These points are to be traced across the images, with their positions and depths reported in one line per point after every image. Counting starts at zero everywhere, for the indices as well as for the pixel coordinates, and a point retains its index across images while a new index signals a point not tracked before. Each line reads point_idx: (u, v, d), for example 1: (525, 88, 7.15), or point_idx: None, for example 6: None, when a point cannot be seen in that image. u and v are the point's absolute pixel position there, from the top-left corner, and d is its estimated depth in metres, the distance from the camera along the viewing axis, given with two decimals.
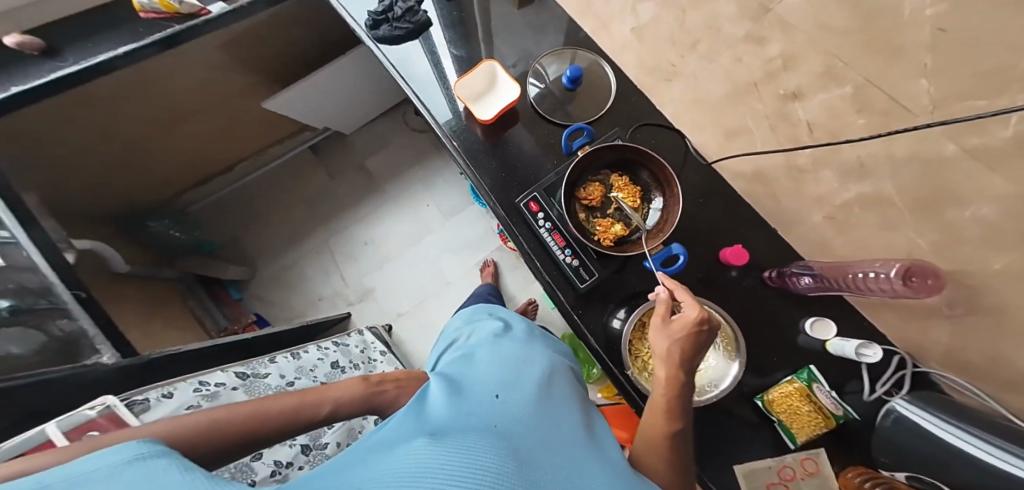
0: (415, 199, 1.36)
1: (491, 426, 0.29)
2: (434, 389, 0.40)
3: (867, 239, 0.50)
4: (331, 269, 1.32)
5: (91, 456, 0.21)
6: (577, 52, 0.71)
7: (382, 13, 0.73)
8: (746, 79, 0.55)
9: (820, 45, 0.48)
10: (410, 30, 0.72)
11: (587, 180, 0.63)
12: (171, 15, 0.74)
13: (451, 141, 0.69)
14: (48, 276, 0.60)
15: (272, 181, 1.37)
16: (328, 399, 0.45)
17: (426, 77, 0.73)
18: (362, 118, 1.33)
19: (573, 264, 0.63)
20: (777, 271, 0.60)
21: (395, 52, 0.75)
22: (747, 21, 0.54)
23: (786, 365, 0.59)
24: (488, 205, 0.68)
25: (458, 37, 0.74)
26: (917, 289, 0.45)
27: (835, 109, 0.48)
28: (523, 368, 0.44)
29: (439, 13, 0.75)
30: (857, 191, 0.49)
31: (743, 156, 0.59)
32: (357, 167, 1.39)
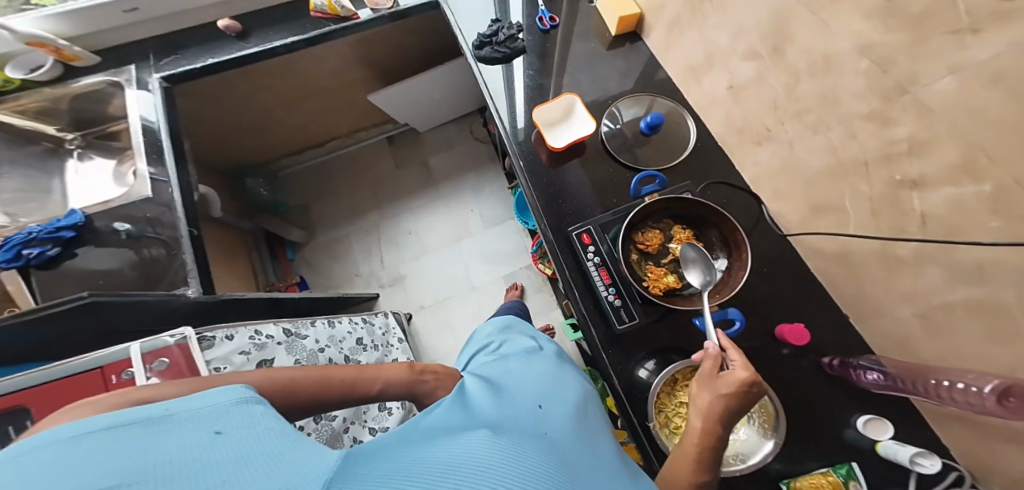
0: (462, 201, 1.42)
1: (541, 433, 0.32)
2: (472, 388, 0.42)
3: (955, 349, 0.44)
4: (373, 252, 1.38)
5: (199, 395, 0.24)
6: (654, 101, 0.79)
7: (487, 37, 0.85)
8: (856, 158, 0.50)
9: (955, 132, 0.39)
10: (507, 54, 0.83)
11: (647, 225, 0.65)
12: (333, 16, 0.91)
13: (519, 160, 0.76)
14: (178, 211, 0.74)
15: (344, 161, 1.48)
16: (381, 378, 0.51)
17: (509, 96, 0.82)
18: (437, 119, 1.43)
19: (614, 303, 0.63)
20: (839, 360, 0.57)
21: (490, 71, 0.85)
22: (876, 98, 0.46)
23: (822, 456, 0.55)
24: (541, 227, 0.71)
25: (538, 68, 0.84)
26: (1011, 412, 0.37)
27: (959, 206, 0.40)
28: (562, 386, 0.47)
29: (533, 45, 0.86)
30: (962, 294, 0.42)
31: (831, 233, 0.57)
32: (420, 163, 1.46)
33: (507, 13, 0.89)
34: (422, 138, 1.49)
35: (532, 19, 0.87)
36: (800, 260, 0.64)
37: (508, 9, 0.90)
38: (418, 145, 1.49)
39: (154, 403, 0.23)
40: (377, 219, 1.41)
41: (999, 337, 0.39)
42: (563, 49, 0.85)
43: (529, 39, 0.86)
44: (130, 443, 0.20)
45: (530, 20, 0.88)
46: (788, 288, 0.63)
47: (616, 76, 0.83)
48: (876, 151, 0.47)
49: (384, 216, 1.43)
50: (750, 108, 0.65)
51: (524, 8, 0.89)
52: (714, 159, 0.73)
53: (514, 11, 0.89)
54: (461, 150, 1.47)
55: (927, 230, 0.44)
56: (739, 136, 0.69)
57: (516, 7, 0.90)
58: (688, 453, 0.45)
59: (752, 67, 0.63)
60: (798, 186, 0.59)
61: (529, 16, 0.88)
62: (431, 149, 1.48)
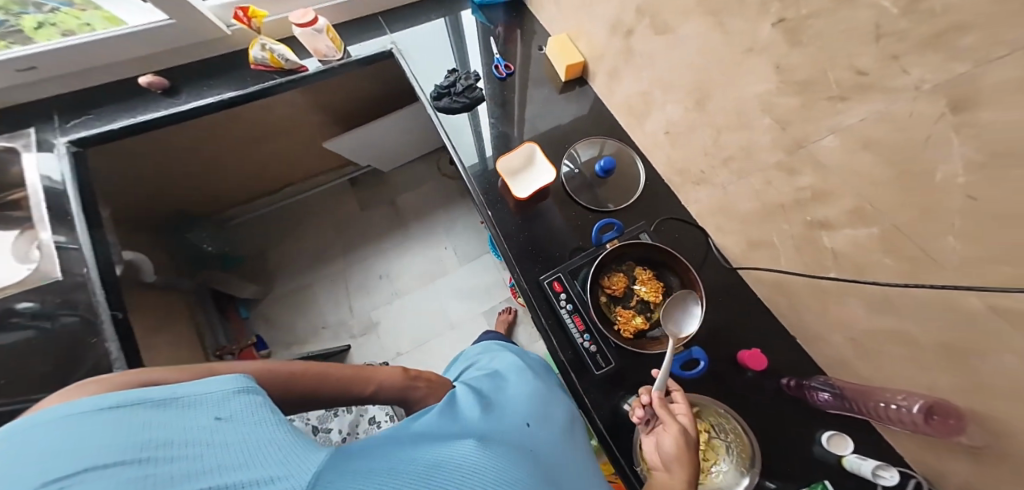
0: (435, 241, 1.41)
1: (524, 448, 0.35)
2: (464, 404, 0.44)
3: (888, 369, 0.49)
4: (342, 299, 1.35)
5: (205, 382, 0.29)
6: (607, 141, 0.83)
7: (445, 88, 0.88)
8: (775, 202, 0.56)
9: (850, 185, 0.45)
10: (467, 104, 0.87)
11: (611, 270, 0.70)
12: (276, 69, 0.88)
13: (487, 211, 0.78)
14: (95, 287, 0.67)
15: (310, 204, 1.45)
16: (374, 380, 0.55)
17: (472, 145, 0.85)
18: (400, 158, 1.44)
19: (590, 349, 0.66)
20: (796, 381, 0.61)
21: (450, 119, 0.87)
22: (782, 151, 0.53)
23: (800, 478, 0.57)
24: (515, 279, 0.73)
25: (501, 114, 0.88)
26: (939, 429, 0.43)
27: (859, 244, 0.46)
28: (550, 405, 0.50)
29: (491, 92, 0.90)
30: (879, 322, 0.48)
31: (766, 267, 0.62)
32: (389, 204, 1.45)
33: (465, 62, 0.94)
34: (384, 178, 1.49)
35: (488, 67, 0.93)
36: (744, 288, 0.68)
37: (465, 59, 0.95)
38: (383, 186, 1.48)
39: (162, 386, 0.28)
40: (343, 263, 1.38)
41: (921, 362, 0.44)
42: (516, 94, 0.90)
43: (486, 87, 0.91)
44: (136, 420, 0.24)
45: (487, 69, 0.93)
46: (741, 314, 0.67)
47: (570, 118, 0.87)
48: (789, 195, 0.53)
49: (352, 260, 1.39)
50: (684, 151, 0.70)
51: (481, 58, 0.95)
52: (659, 197, 0.77)
53: (471, 60, 0.95)
54: (425, 190, 1.47)
55: (840, 263, 0.50)
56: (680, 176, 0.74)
57: (473, 56, 0.95)
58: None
59: (679, 114, 0.68)
60: (736, 224, 0.64)
61: (487, 65, 0.94)
62: (392, 189, 1.48)
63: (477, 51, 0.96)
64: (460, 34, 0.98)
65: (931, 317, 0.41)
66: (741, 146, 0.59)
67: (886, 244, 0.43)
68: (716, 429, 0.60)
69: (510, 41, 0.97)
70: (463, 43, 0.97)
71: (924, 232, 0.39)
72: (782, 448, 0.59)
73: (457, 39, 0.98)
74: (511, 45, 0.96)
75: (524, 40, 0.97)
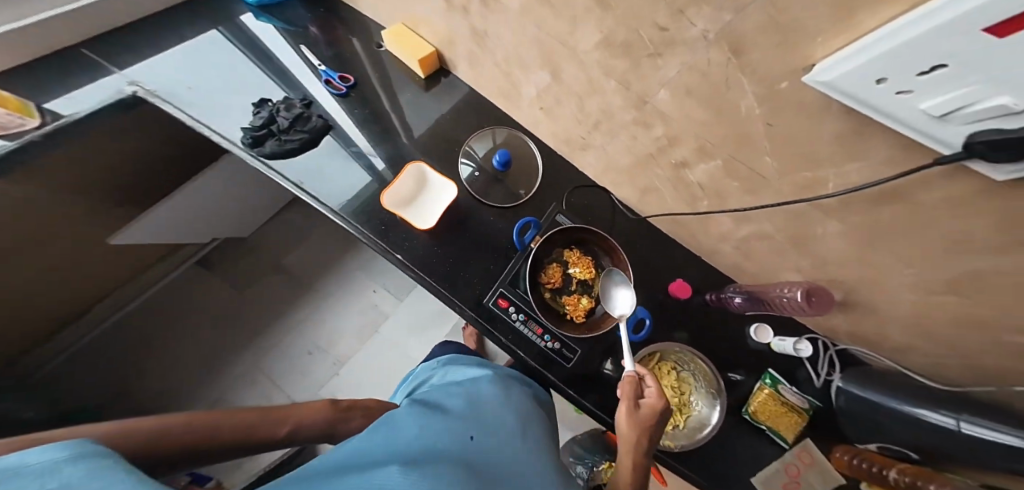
0: (358, 288, 1.27)
1: (466, 466, 0.31)
2: (403, 424, 0.37)
3: (776, 263, 0.59)
4: (274, 391, 1.16)
5: (29, 451, 0.21)
6: (496, 129, 0.75)
7: (266, 128, 0.71)
8: (645, 152, 0.59)
9: (691, 129, 0.49)
10: (304, 139, 0.71)
11: (546, 264, 0.67)
12: None
13: (393, 254, 0.66)
14: None
15: (157, 308, 1.16)
16: (287, 419, 0.52)
17: (341, 187, 0.70)
18: (257, 219, 1.25)
19: (555, 347, 0.64)
20: (715, 295, 0.71)
21: (287, 165, 0.71)
22: (633, 108, 0.54)
23: (752, 374, 0.68)
24: (455, 311, 0.66)
25: (369, 132, 0.75)
26: (816, 306, 0.58)
27: (715, 176, 0.52)
28: (502, 408, 0.46)
29: (333, 113, 0.76)
30: (747, 230, 0.57)
31: (659, 208, 0.68)
32: (273, 269, 1.27)
33: (288, 89, 0.78)
34: (252, 244, 1.27)
35: (319, 85, 0.78)
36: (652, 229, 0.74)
37: (287, 86, 0.78)
38: (257, 253, 1.27)
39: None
40: (259, 355, 1.19)
41: (797, 251, 0.54)
42: (379, 105, 0.77)
43: (325, 112, 0.76)
44: None
45: (318, 88, 0.78)
46: (659, 254, 0.73)
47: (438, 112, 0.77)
48: (651, 145, 0.57)
49: (267, 347, 1.20)
50: (562, 123, 0.67)
51: (307, 79, 0.79)
52: (558, 166, 0.76)
53: (294, 86, 0.78)
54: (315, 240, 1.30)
55: (706, 192, 0.56)
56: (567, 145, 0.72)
57: (296, 80, 0.79)
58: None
59: (540, 89, 0.63)
60: (624, 177, 0.68)
61: (316, 85, 0.78)
62: (267, 255, 1.28)
63: (301, 72, 0.80)
64: (272, 58, 0.82)
65: (775, 219, 0.51)
66: (602, 110, 0.58)
67: (729, 171, 0.50)
68: (681, 366, 0.67)
69: (336, 47, 0.81)
70: (283, 70, 0.81)
71: (748, 156, 0.46)
72: (726, 351, 0.69)
73: (273, 66, 0.81)
74: (338, 51, 0.81)
75: (344, 40, 0.82)
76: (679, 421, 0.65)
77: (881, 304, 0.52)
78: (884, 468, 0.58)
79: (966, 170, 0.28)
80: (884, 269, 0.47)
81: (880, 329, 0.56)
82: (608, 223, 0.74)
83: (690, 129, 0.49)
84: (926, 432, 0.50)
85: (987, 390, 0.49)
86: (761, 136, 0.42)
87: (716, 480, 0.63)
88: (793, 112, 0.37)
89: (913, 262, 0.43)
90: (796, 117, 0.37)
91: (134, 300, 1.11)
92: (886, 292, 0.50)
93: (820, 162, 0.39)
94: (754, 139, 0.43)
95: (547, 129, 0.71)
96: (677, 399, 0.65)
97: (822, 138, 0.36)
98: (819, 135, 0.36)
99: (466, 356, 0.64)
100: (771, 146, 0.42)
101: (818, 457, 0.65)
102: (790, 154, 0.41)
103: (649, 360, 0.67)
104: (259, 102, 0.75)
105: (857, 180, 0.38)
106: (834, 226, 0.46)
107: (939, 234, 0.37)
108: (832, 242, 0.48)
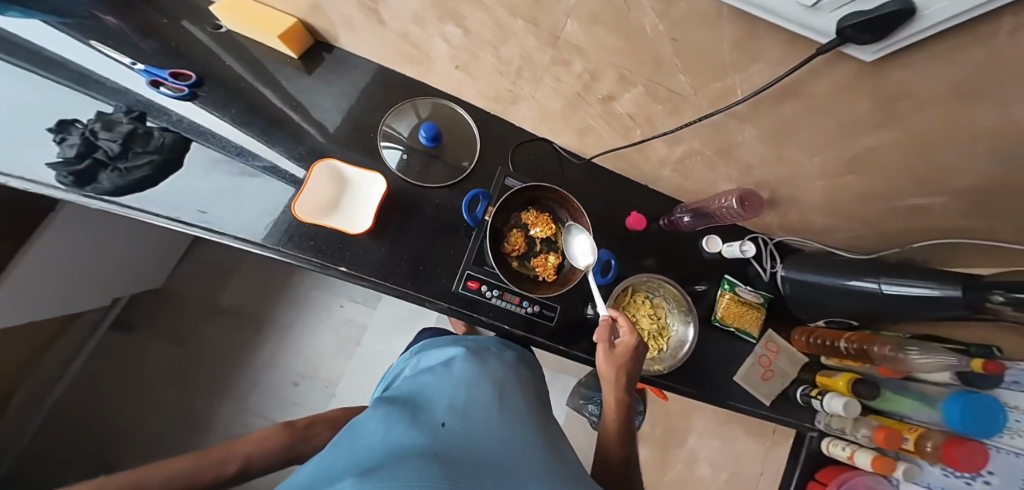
0: (322, 308, 1.21)
1: (435, 452, 0.32)
2: (365, 427, 0.40)
3: (709, 176, 0.63)
4: (255, 422, 1.10)
5: None
6: (416, 102, 0.71)
7: (90, 158, 0.57)
8: (573, 92, 0.57)
9: (607, 59, 0.47)
10: (154, 163, 0.61)
11: (506, 233, 0.65)
12: None
13: (339, 267, 0.61)
14: None
15: (95, 379, 1.09)
16: (237, 453, 0.50)
17: (252, 212, 0.61)
18: (163, 267, 1.12)
19: (535, 310, 0.65)
20: (667, 219, 0.73)
21: (146, 195, 0.58)
22: (547, 47, 0.50)
23: (712, 283, 0.73)
24: (428, 305, 0.64)
25: (264, 128, 0.67)
26: (748, 209, 0.61)
27: (640, 103, 0.52)
28: (477, 387, 0.47)
29: (182, 123, 0.65)
30: (681, 149, 0.59)
31: (598, 147, 0.68)
32: (214, 311, 1.18)
33: (101, 101, 0.63)
34: (170, 291, 1.18)
35: (150, 89, 0.64)
36: (598, 167, 0.75)
37: (97, 97, 0.63)
38: (179, 299, 1.17)
39: None
40: (237, 404, 1.12)
41: (726, 160, 0.57)
42: (262, 98, 0.68)
43: (165, 122, 0.64)
44: None
45: (147, 94, 0.65)
46: (609, 192, 0.75)
47: (331, 98, 0.70)
48: (576, 84, 0.55)
49: (242, 394, 1.12)
50: (485, 79, 0.62)
51: (125, 84, 0.64)
52: (495, 128, 0.73)
53: (108, 96, 0.63)
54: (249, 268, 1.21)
55: (637, 121, 0.57)
56: (497, 101, 0.68)
57: (107, 87, 0.64)
58: (609, 430, 0.52)
59: (451, 45, 0.57)
60: (559, 122, 0.66)
61: (143, 90, 0.65)
62: (201, 296, 1.18)
63: (109, 75, 0.64)
64: (54, 61, 0.63)
65: (701, 134, 0.54)
66: (519, 55, 0.53)
67: (653, 96, 0.50)
68: (652, 293, 0.69)
69: (159, 39, 0.67)
70: (79, 74, 0.64)
71: (665, 78, 0.46)
72: (687, 268, 0.74)
73: (60, 73, 0.63)
74: (159, 43, 0.67)
75: (186, 38, 0.69)
76: (663, 344, 0.67)
77: (810, 192, 0.57)
78: (835, 340, 0.66)
79: (844, 55, 0.32)
80: (798, 163, 0.51)
81: (804, 213, 0.63)
82: (558, 173, 0.74)
83: (606, 59, 0.47)
84: (862, 301, 0.56)
85: (896, 251, 0.60)
86: (670, 55, 0.42)
87: (705, 385, 0.69)
88: (692, 25, 0.37)
89: (818, 146, 0.46)
90: (696, 30, 0.37)
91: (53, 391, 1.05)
92: (807, 181, 0.54)
93: (733, 67, 0.39)
94: (666, 59, 0.43)
95: (474, 87, 0.66)
96: (656, 324, 0.67)
97: (734, 43, 0.36)
98: (731, 40, 0.36)
99: (439, 342, 0.66)
100: (682, 63, 0.42)
101: (782, 344, 0.72)
102: (700, 69, 0.42)
103: (623, 295, 0.67)
104: (58, 126, 0.60)
105: (771, 78, 0.38)
106: (749, 131, 0.49)
107: (832, 121, 0.41)
108: (750, 146, 0.52)
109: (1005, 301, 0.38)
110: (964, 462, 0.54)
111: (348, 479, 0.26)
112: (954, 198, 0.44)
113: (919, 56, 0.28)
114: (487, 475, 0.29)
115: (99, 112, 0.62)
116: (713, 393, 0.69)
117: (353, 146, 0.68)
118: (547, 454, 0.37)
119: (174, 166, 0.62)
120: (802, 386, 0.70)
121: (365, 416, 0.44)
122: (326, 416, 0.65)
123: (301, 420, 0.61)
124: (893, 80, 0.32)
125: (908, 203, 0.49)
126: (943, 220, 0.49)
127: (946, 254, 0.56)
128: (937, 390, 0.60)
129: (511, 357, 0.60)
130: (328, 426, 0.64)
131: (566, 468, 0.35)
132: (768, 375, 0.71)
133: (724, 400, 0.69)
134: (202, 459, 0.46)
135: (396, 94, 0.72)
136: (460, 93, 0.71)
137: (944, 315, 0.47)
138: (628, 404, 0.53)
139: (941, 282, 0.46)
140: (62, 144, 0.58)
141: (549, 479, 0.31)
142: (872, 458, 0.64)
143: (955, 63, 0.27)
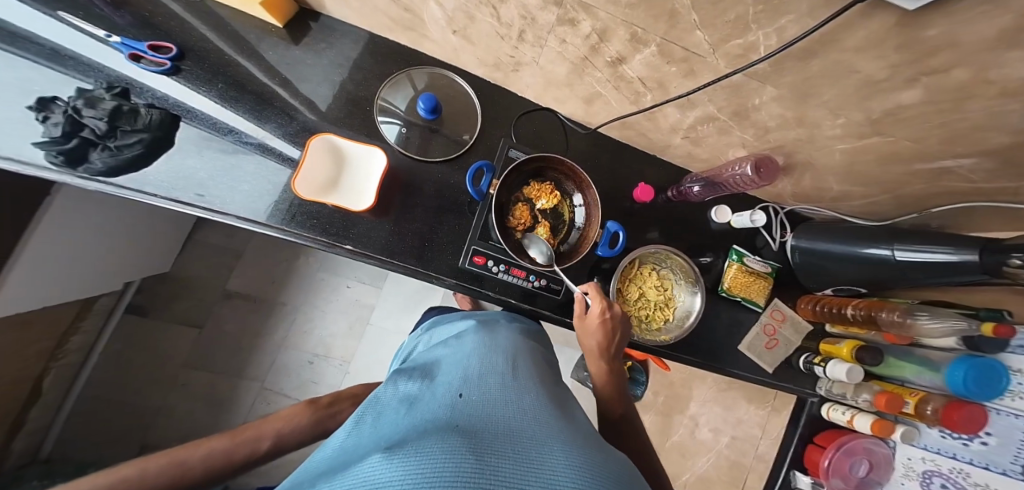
0: (329, 289, 1.21)
1: (454, 425, 0.32)
2: (386, 402, 0.41)
3: (719, 142, 0.61)
4: (270, 400, 1.13)
5: None
6: (412, 73, 0.68)
7: (77, 137, 0.55)
8: (578, 55, 0.54)
9: (618, 18, 0.44)
10: (145, 141, 0.58)
11: (511, 206, 0.63)
12: None
13: (343, 245, 0.60)
14: None
15: (113, 367, 1.11)
16: (266, 433, 0.50)
17: (255, 191, 0.60)
18: (169, 251, 1.12)
19: (541, 284, 0.65)
20: (676, 190, 0.72)
21: (142, 176, 0.56)
22: (553, 6, 0.46)
23: (720, 254, 0.73)
24: (434, 281, 0.63)
25: (255, 105, 0.64)
26: (764, 177, 0.60)
27: (653, 64, 0.49)
28: (490, 358, 0.48)
29: (167, 99, 0.61)
30: (694, 115, 0.57)
31: (605, 114, 0.65)
32: (224, 296, 1.18)
33: (79, 78, 0.59)
34: (179, 274, 1.17)
35: (129, 63, 0.61)
36: (604, 138, 0.73)
37: (74, 75, 0.60)
38: (189, 284, 1.17)
39: None
40: (256, 383, 1.14)
41: (739, 126, 0.56)
42: (246, 73, 0.65)
43: (150, 99, 0.61)
44: None
45: (127, 70, 0.61)
46: (616, 162, 0.73)
47: (321, 71, 0.66)
48: (582, 46, 0.51)
49: (259, 375, 1.15)
50: (485, 44, 0.59)
51: (102, 60, 0.61)
52: (499, 97, 0.71)
53: (84, 72, 0.60)
54: (252, 251, 1.21)
55: (649, 85, 0.54)
56: (498, 69, 0.65)
57: (82, 63, 0.60)
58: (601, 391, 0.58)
59: (446, 9, 0.54)
60: (564, 88, 0.63)
61: (122, 66, 0.61)
62: (209, 280, 1.18)
63: (84, 50, 0.61)
64: (27, 39, 0.60)
65: (717, 97, 0.51)
66: (522, 16, 0.50)
67: (666, 56, 0.47)
68: (659, 264, 0.69)
69: (135, 11, 0.63)
70: (52, 50, 0.61)
71: (681, 35, 0.43)
72: (695, 238, 0.73)
73: (32, 49, 0.60)
74: (135, 16, 0.63)
75: (159, 8, 0.64)
76: (668, 315, 0.67)
77: (827, 157, 0.55)
78: (842, 307, 0.67)
79: (883, 5, 0.29)
80: (818, 125, 0.49)
81: (820, 178, 0.61)
82: (563, 146, 0.72)
83: (616, 16, 0.44)
84: (876, 268, 0.56)
85: (913, 217, 0.59)
86: (687, 8, 0.38)
87: (712, 354, 0.70)
88: None
89: (840, 106, 0.44)
90: None
91: (76, 379, 1.06)
92: (826, 146, 0.53)
93: (761, 18, 0.36)
94: (682, 14, 0.40)
95: (473, 53, 0.63)
96: (662, 295, 0.67)
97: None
98: None
99: (447, 318, 0.67)
100: (700, 17, 0.39)
101: (788, 312, 0.73)
102: (719, 25, 0.39)
103: (630, 269, 0.67)
104: (37, 104, 0.56)
105: (804, 31, 0.35)
106: (770, 92, 0.46)
107: (858, 79, 0.39)
108: (769, 110, 0.50)
109: (1021, 264, 0.38)
110: (964, 424, 0.55)
111: (374, 454, 0.26)
112: (986, 158, 0.42)
113: (965, 5, 0.26)
114: (508, 450, 0.29)
115: (79, 89, 0.58)
116: (719, 362, 0.70)
117: (350, 120, 0.66)
118: (560, 414, 0.39)
119: (166, 143, 0.59)
120: (804, 354, 0.72)
121: (383, 390, 0.45)
122: (348, 392, 0.67)
123: (324, 399, 0.62)
124: (927, 34, 0.30)
125: (933, 165, 0.47)
126: (966, 182, 0.48)
127: (962, 218, 0.55)
128: (941, 355, 0.61)
129: (522, 333, 0.60)
130: (351, 403, 0.65)
131: (585, 435, 0.35)
132: (772, 344, 0.72)
133: (728, 369, 0.70)
134: (236, 437, 0.48)
135: (392, 64, 0.68)
136: (459, 61, 0.67)
137: (956, 280, 0.47)
138: (616, 369, 0.58)
139: (958, 246, 0.46)
140: (46, 123, 0.55)
141: (572, 447, 0.31)
142: (872, 421, 0.65)
143: (1004, 8, 0.25)
